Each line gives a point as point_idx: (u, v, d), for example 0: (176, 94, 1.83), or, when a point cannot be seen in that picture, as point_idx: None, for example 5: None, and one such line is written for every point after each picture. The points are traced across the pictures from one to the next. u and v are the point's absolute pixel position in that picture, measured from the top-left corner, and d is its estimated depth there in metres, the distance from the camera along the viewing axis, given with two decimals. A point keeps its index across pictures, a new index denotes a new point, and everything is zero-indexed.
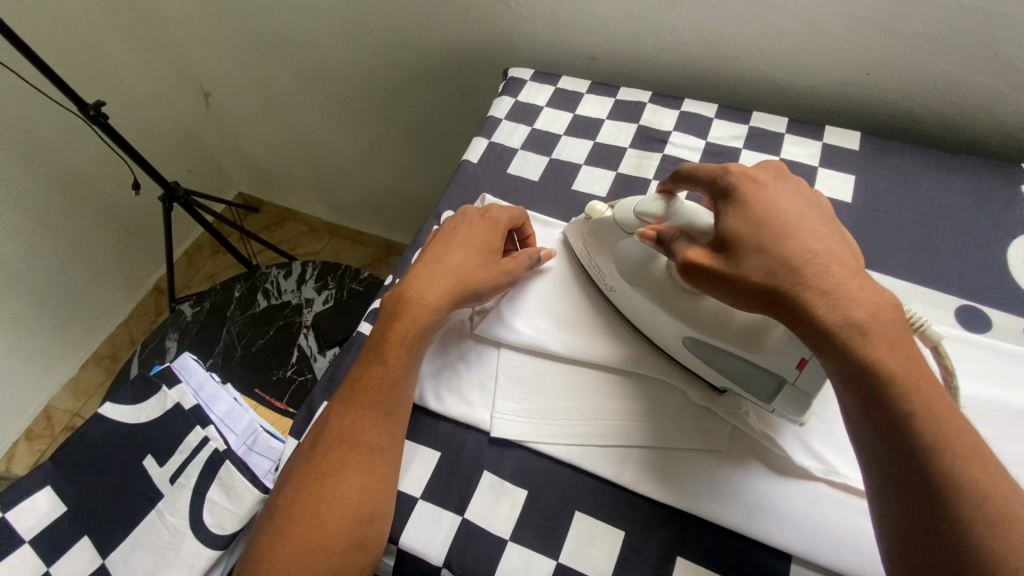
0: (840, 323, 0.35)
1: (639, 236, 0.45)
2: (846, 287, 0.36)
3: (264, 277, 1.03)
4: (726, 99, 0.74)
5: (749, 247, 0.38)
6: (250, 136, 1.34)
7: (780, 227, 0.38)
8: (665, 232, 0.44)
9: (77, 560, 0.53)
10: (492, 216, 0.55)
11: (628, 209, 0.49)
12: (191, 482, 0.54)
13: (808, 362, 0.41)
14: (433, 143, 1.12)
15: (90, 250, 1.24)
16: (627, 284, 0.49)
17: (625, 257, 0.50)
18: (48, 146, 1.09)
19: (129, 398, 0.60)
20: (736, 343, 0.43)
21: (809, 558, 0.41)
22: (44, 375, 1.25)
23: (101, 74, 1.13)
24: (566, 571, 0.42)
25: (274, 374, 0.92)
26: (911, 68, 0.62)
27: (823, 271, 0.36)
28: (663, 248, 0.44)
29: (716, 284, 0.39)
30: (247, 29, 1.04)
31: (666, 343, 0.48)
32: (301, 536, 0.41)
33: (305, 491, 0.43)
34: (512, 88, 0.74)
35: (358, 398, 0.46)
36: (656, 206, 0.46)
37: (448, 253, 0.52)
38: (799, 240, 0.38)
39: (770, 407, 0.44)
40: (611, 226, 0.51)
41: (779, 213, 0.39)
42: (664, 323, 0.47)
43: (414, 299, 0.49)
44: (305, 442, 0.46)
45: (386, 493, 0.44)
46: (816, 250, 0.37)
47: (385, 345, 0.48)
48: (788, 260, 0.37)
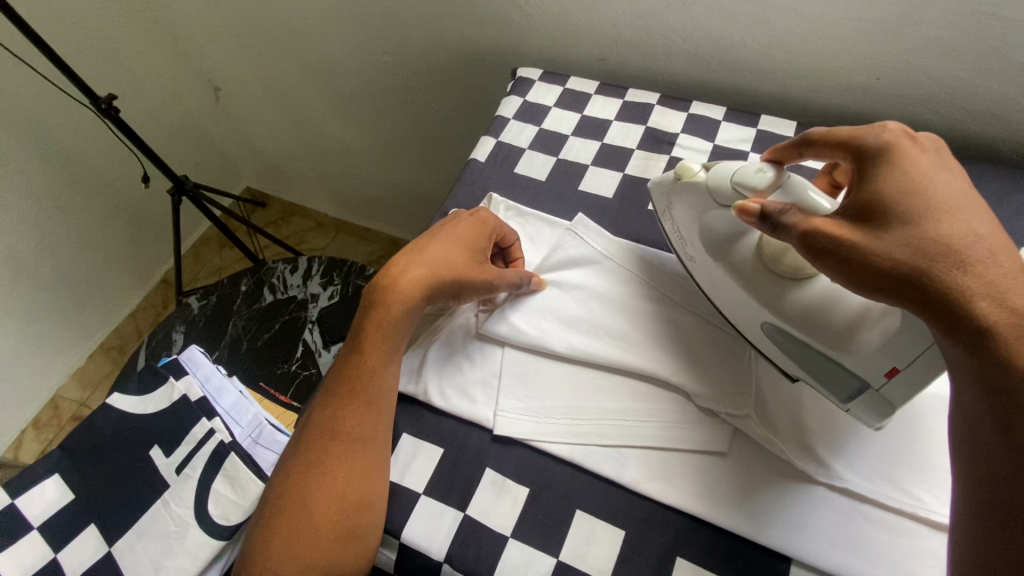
0: (1011, 318, 0.30)
1: (738, 207, 0.40)
2: (1017, 280, 0.31)
3: (271, 271, 1.04)
4: (734, 102, 0.74)
5: (899, 224, 0.34)
6: (259, 132, 1.34)
7: (940, 208, 0.34)
8: (771, 206, 0.39)
9: (83, 547, 0.53)
10: (481, 215, 0.55)
11: (724, 176, 0.45)
12: (196, 473, 0.54)
13: (899, 372, 0.38)
14: (441, 141, 1.12)
15: (99, 241, 1.25)
16: (710, 259, 0.49)
17: (711, 233, 0.48)
18: (59, 137, 1.10)
19: (136, 389, 0.60)
20: (825, 340, 0.41)
21: (807, 561, 0.41)
22: (52, 364, 1.26)
23: (114, 67, 1.14)
24: (566, 569, 0.42)
25: (279, 368, 0.93)
26: (921, 74, 0.62)
27: (987, 259, 0.31)
28: (768, 222, 0.39)
29: (848, 265, 0.34)
30: (257, 25, 1.05)
31: (743, 321, 0.48)
32: (291, 523, 0.43)
33: (294, 480, 0.45)
34: (520, 87, 0.75)
35: (340, 388, 0.47)
36: (758, 180, 0.43)
37: (428, 245, 0.52)
38: (960, 222, 0.33)
39: (846, 405, 0.44)
40: (698, 190, 0.47)
41: (935, 191, 0.35)
42: (744, 305, 0.47)
43: (387, 286, 0.50)
44: (296, 432, 0.48)
45: (374, 484, 0.44)
46: (981, 238, 0.32)
47: (363, 334, 0.49)
48: (947, 244, 0.32)
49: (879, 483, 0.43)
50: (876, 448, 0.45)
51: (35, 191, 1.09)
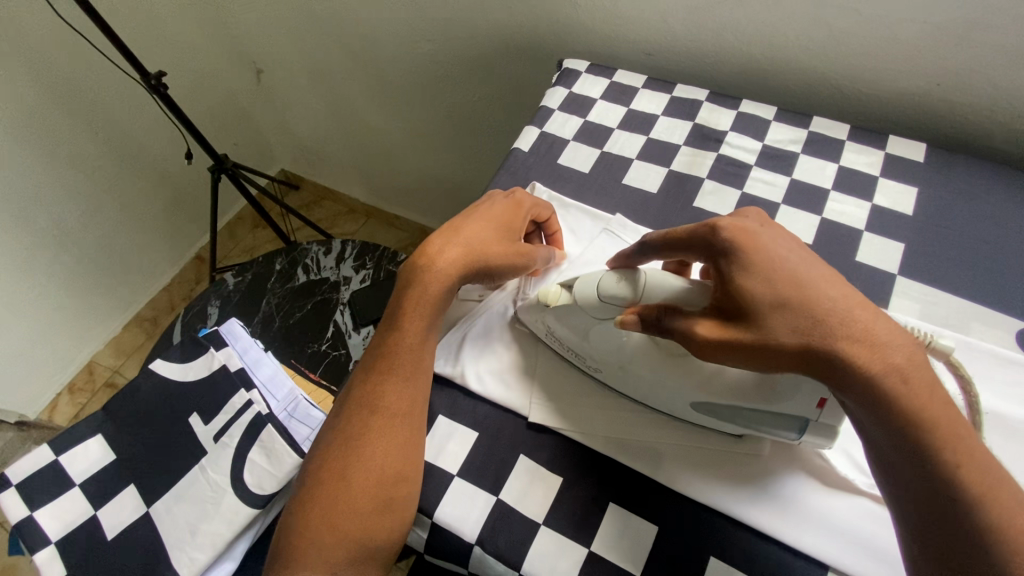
0: (879, 370, 0.33)
1: (619, 321, 0.43)
2: (874, 330, 0.34)
3: (304, 252, 1.05)
4: (786, 102, 0.73)
5: (764, 310, 0.36)
6: (298, 115, 1.36)
7: (794, 281, 0.36)
8: (647, 313, 0.42)
9: (123, 505, 0.55)
10: (516, 196, 0.54)
11: (589, 286, 0.47)
12: (233, 441, 0.56)
13: (828, 401, 0.40)
14: (477, 132, 1.12)
15: (140, 214, 1.29)
16: (613, 364, 0.47)
17: (601, 345, 0.47)
18: (108, 112, 1.14)
19: (178, 356, 0.62)
20: (748, 398, 0.42)
21: (848, 570, 0.40)
22: (90, 332, 1.30)
23: (163, 45, 1.17)
24: (597, 560, 0.42)
25: (309, 347, 0.94)
26: (986, 81, 0.60)
27: (843, 320, 0.35)
28: (651, 327, 0.42)
29: (745, 356, 0.37)
30: (303, 9, 1.07)
31: (672, 409, 0.46)
32: (332, 496, 0.43)
33: (332, 454, 0.45)
34: (566, 79, 0.74)
35: (379, 365, 0.48)
36: (621, 290, 0.45)
37: (464, 225, 0.51)
38: (812, 292, 0.36)
39: (798, 439, 0.43)
40: (572, 307, 0.48)
41: (782, 265, 0.37)
42: (670, 394, 0.45)
43: (425, 265, 0.49)
44: (335, 408, 0.49)
45: (414, 457, 0.45)
46: (835, 301, 0.36)
47: (403, 312, 0.49)
48: (811, 317, 0.35)
49: None
50: None
51: (83, 163, 1.13)
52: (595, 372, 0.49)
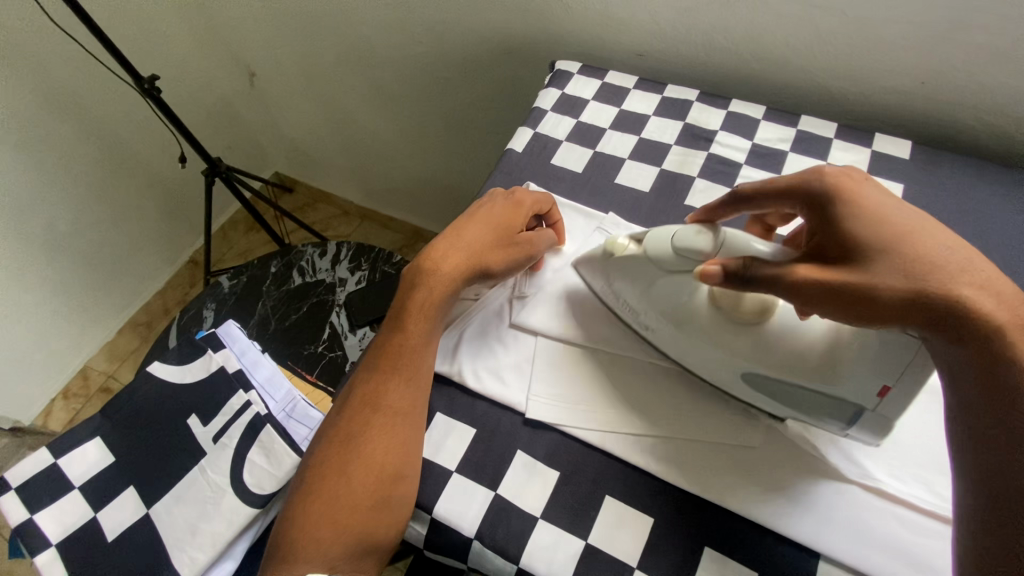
0: (1003, 323, 0.34)
1: (699, 271, 0.43)
2: (993, 286, 0.35)
3: (300, 255, 1.06)
4: (774, 102, 0.74)
5: (879, 255, 0.37)
6: (291, 118, 1.37)
7: (910, 233, 0.38)
8: (731, 263, 0.41)
9: (122, 507, 0.56)
10: (516, 195, 0.55)
11: (662, 238, 0.47)
12: (232, 442, 0.56)
13: (891, 390, 0.40)
14: (471, 133, 1.13)
15: (134, 218, 1.29)
16: (668, 326, 0.48)
17: (660, 296, 0.48)
18: (101, 116, 1.13)
19: (176, 359, 0.62)
20: (812, 376, 0.42)
21: (837, 557, 0.41)
22: (84, 336, 1.30)
23: (156, 49, 1.17)
24: (594, 552, 0.43)
25: (306, 349, 0.95)
26: (968, 79, 0.61)
27: (962, 271, 0.36)
28: (736, 279, 0.41)
29: (844, 300, 0.37)
30: (296, 12, 1.07)
31: (718, 379, 0.48)
32: (332, 493, 0.44)
33: (333, 450, 0.46)
34: (559, 80, 0.75)
35: (381, 363, 0.49)
36: (700, 241, 0.45)
37: (465, 228, 0.53)
38: (932, 242, 0.37)
39: (844, 432, 0.44)
40: (639, 259, 0.49)
41: (897, 216, 0.39)
42: (721, 360, 0.46)
43: (428, 269, 0.51)
44: (337, 406, 0.49)
45: (412, 457, 0.45)
46: (953, 252, 0.37)
47: (405, 314, 0.50)
48: (926, 266, 0.36)
49: (911, 484, 0.43)
50: (906, 448, 0.45)
51: (76, 168, 1.13)
52: (647, 331, 0.50)
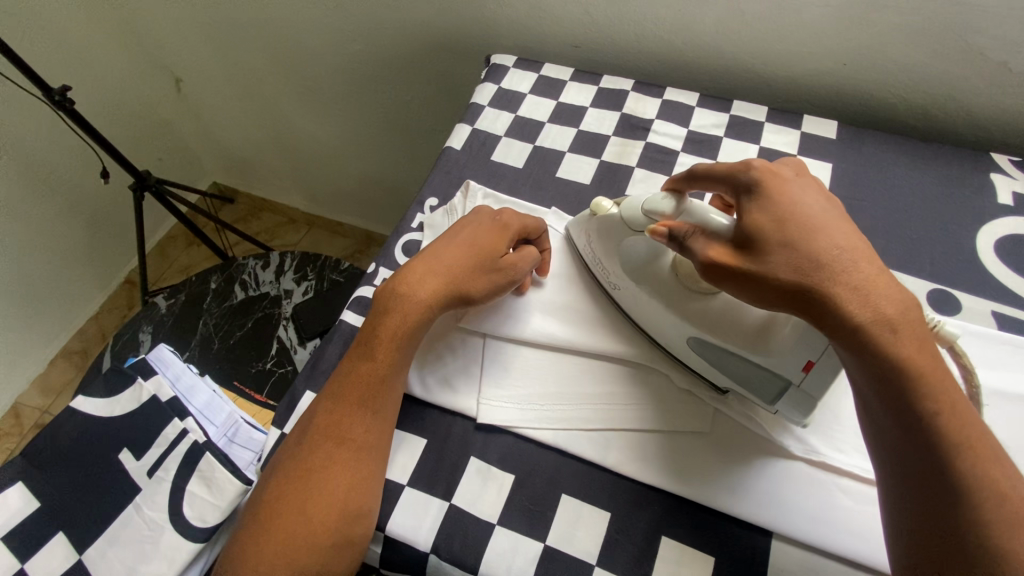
0: (873, 318, 0.35)
1: (649, 231, 0.44)
2: (874, 285, 0.36)
3: (241, 268, 1.01)
4: (707, 88, 0.75)
5: (775, 247, 0.38)
6: (225, 125, 1.30)
7: (807, 227, 0.38)
8: (678, 228, 0.43)
9: (53, 555, 0.51)
10: (504, 218, 0.52)
11: (635, 206, 0.48)
12: (169, 475, 0.52)
13: (814, 365, 0.41)
14: (414, 132, 1.10)
15: (58, 241, 1.20)
16: (632, 284, 0.49)
17: (629, 257, 0.49)
18: (10, 133, 1.04)
19: (102, 391, 0.58)
20: (743, 343, 0.44)
21: (790, 534, 0.42)
22: (11, 371, 1.20)
23: (69, 59, 1.08)
24: (555, 553, 0.42)
25: (254, 366, 0.90)
26: (886, 59, 0.64)
27: (851, 268, 0.36)
28: (677, 243, 0.43)
29: (744, 289, 0.39)
30: (220, 13, 1.01)
31: (668, 341, 0.48)
32: (285, 533, 0.40)
33: (288, 484, 0.42)
34: (495, 74, 0.74)
35: (346, 394, 0.45)
36: (665, 205, 0.45)
37: (446, 252, 0.49)
38: (825, 238, 0.38)
39: (772, 407, 0.45)
40: (616, 222, 0.50)
41: (799, 210, 0.39)
42: (668, 323, 0.47)
43: (405, 294, 0.47)
44: (292, 435, 0.45)
45: (374, 490, 0.43)
46: (844, 248, 0.37)
47: (375, 341, 0.46)
48: (814, 259, 0.37)
49: (852, 455, 0.44)
50: (847, 420, 0.46)
51: None
52: (614, 291, 0.52)
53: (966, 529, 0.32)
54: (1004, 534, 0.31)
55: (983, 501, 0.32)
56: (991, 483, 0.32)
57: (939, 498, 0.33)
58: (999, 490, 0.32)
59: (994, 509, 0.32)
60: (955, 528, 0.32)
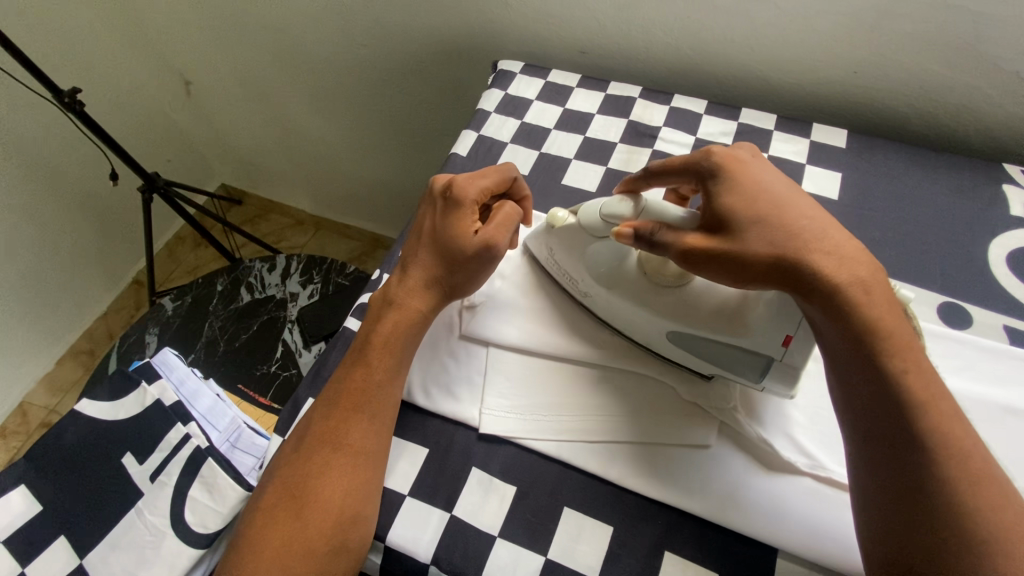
0: (841, 283, 0.38)
1: (616, 235, 0.44)
2: (840, 253, 0.39)
3: (247, 270, 1.01)
4: (715, 96, 0.74)
5: (749, 222, 0.41)
6: (234, 127, 1.31)
7: (777, 202, 0.41)
8: (642, 228, 0.43)
9: (53, 560, 0.51)
10: (454, 194, 0.49)
11: (593, 211, 0.48)
12: (172, 480, 0.52)
13: (793, 337, 0.43)
14: (421, 137, 1.11)
15: (67, 241, 1.21)
16: (602, 288, 0.49)
17: (594, 262, 0.49)
18: (22, 134, 1.06)
19: (106, 394, 0.58)
20: (719, 326, 0.45)
21: (795, 552, 0.41)
22: (19, 370, 1.21)
23: (79, 61, 1.09)
24: (556, 567, 0.42)
25: (258, 369, 0.91)
26: (898, 67, 0.63)
27: (820, 239, 0.39)
28: (645, 243, 0.43)
29: (723, 267, 0.41)
30: (229, 17, 1.02)
31: (649, 340, 0.49)
32: (281, 541, 0.40)
33: (284, 493, 0.42)
34: (501, 80, 0.74)
35: (341, 401, 0.45)
36: (622, 208, 0.46)
37: (420, 252, 0.49)
38: (794, 210, 0.41)
39: (759, 385, 0.46)
40: (575, 229, 0.50)
41: (769, 186, 0.42)
42: (647, 321, 0.47)
43: (396, 303, 0.48)
44: (288, 442, 0.45)
45: (371, 498, 0.43)
46: (812, 222, 0.40)
47: (369, 348, 0.47)
48: (785, 231, 0.40)
49: None
50: None
51: None
52: (586, 298, 0.51)
53: (933, 480, 0.33)
54: (967, 483, 0.33)
55: (946, 453, 0.34)
56: (952, 436, 0.34)
57: (909, 453, 0.34)
58: (958, 443, 0.34)
59: (957, 459, 0.34)
60: (923, 480, 0.33)
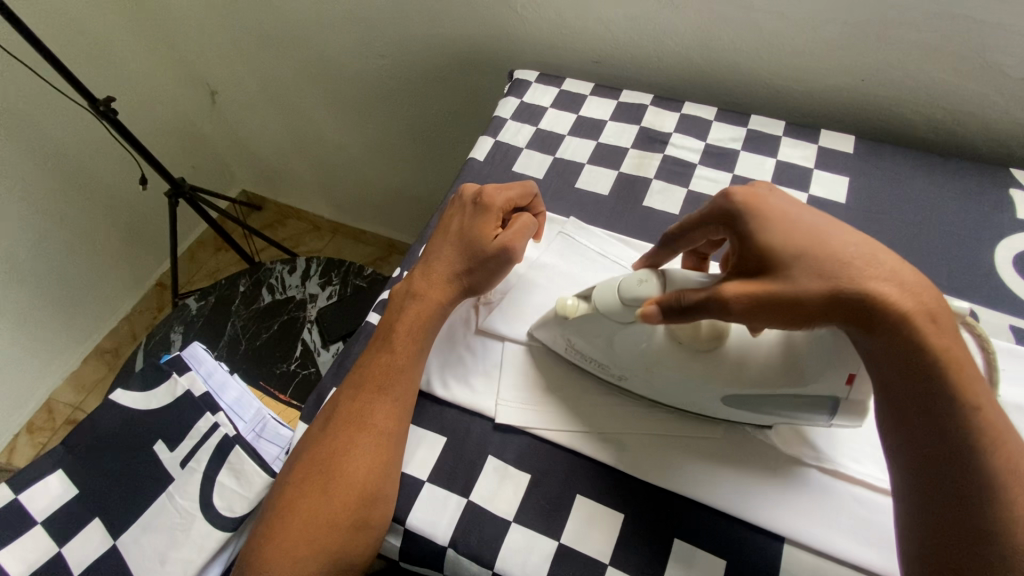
0: (908, 312, 0.36)
1: (640, 314, 0.42)
2: (898, 277, 0.37)
3: (269, 272, 1.05)
4: (725, 103, 0.77)
5: (799, 257, 0.38)
6: (256, 134, 1.36)
7: (813, 233, 0.39)
8: (667, 299, 0.41)
9: (87, 541, 0.54)
10: (484, 199, 0.53)
11: (608, 289, 0.46)
12: (201, 465, 0.55)
13: (857, 377, 0.40)
14: (437, 143, 1.14)
15: (95, 243, 1.25)
16: (640, 367, 0.46)
17: (625, 349, 0.46)
18: (57, 140, 1.10)
19: (140, 385, 0.61)
20: (779, 382, 0.42)
21: (803, 542, 0.42)
22: (47, 367, 1.25)
23: (111, 71, 1.14)
24: (569, 552, 0.43)
25: (279, 367, 0.94)
26: (903, 74, 0.64)
27: (875, 264, 0.38)
28: (676, 313, 0.40)
29: (777, 310, 0.38)
30: (255, 28, 1.06)
31: (707, 409, 0.47)
32: (307, 514, 0.42)
33: (311, 470, 0.44)
34: (518, 89, 0.77)
35: (366, 383, 0.47)
36: (645, 286, 0.44)
37: (443, 250, 0.52)
38: (840, 240, 0.39)
39: (829, 420, 0.44)
40: (591, 316, 0.47)
41: (808, 218, 0.40)
42: (700, 392, 0.45)
43: (419, 294, 0.51)
44: (315, 424, 0.47)
45: (391, 477, 0.45)
46: (861, 247, 0.38)
47: (393, 335, 0.49)
48: (842, 259, 0.38)
49: (867, 465, 0.45)
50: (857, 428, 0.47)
51: (31, 195, 1.09)
52: (622, 379, 0.49)
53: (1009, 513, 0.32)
54: None
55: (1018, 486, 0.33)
56: (1022, 468, 0.33)
57: (980, 489, 0.33)
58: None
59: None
60: (1000, 516, 0.32)
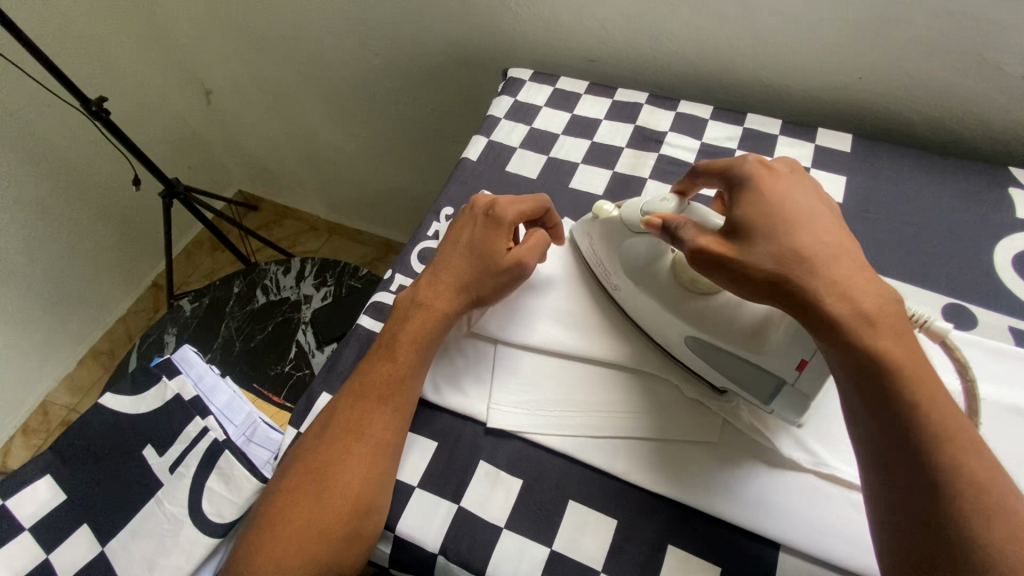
0: (851, 312, 0.36)
1: (645, 222, 0.46)
2: (853, 278, 0.37)
3: (264, 273, 1.04)
4: (721, 102, 0.76)
5: (759, 239, 0.39)
6: (251, 134, 1.35)
7: (789, 217, 0.40)
8: (671, 219, 0.44)
9: (76, 547, 0.53)
10: (495, 212, 0.52)
11: (634, 208, 0.49)
12: (191, 470, 0.54)
13: (808, 363, 0.41)
14: (432, 143, 1.13)
15: (89, 244, 1.24)
16: (630, 282, 0.50)
17: (630, 257, 0.50)
18: (50, 140, 1.10)
19: (129, 389, 0.60)
20: (737, 341, 0.44)
21: (799, 548, 0.41)
22: (42, 368, 1.25)
23: (104, 71, 1.14)
24: (561, 558, 0.43)
25: (273, 369, 0.93)
26: (901, 72, 0.64)
27: (833, 262, 0.38)
28: (669, 234, 0.44)
29: (732, 278, 0.40)
30: (249, 28, 1.05)
31: (665, 339, 0.49)
32: (298, 523, 0.42)
33: (305, 477, 0.43)
34: (512, 87, 0.76)
35: (365, 392, 0.46)
36: (666, 206, 0.47)
37: (451, 261, 0.52)
38: (807, 234, 0.39)
39: (767, 407, 0.45)
40: (617, 223, 0.51)
41: (784, 205, 0.41)
42: (666, 322, 0.48)
43: (424, 303, 0.50)
44: (310, 430, 0.47)
45: (385, 488, 0.44)
46: (826, 245, 0.38)
47: (396, 344, 0.48)
48: (799, 252, 0.38)
49: None
50: None
51: (25, 196, 1.09)
52: (615, 291, 0.53)
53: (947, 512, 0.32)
54: (977, 521, 0.31)
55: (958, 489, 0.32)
56: (971, 473, 0.32)
57: (915, 486, 0.33)
58: (973, 481, 0.32)
59: (974, 500, 0.32)
60: (940, 513, 0.32)
